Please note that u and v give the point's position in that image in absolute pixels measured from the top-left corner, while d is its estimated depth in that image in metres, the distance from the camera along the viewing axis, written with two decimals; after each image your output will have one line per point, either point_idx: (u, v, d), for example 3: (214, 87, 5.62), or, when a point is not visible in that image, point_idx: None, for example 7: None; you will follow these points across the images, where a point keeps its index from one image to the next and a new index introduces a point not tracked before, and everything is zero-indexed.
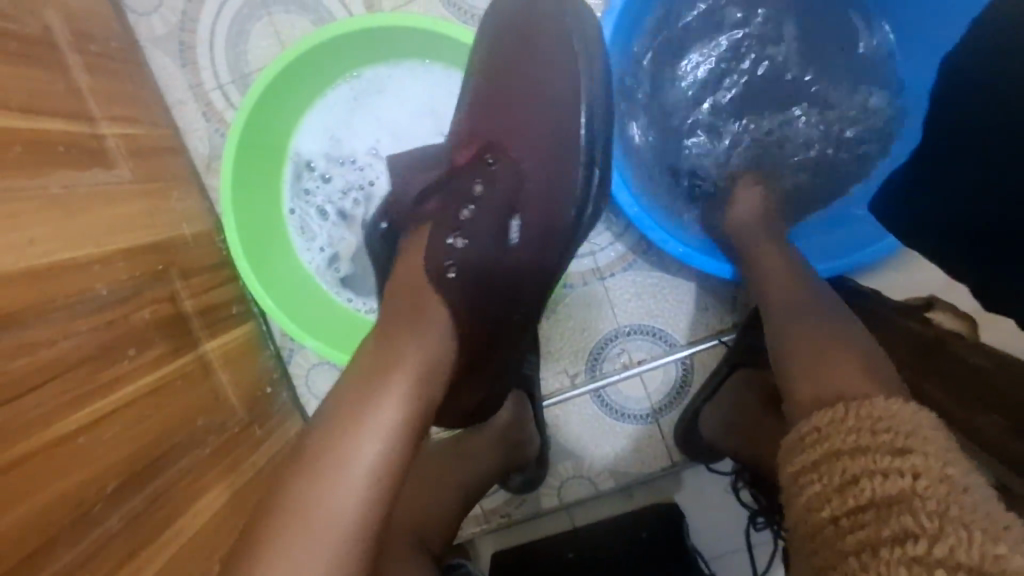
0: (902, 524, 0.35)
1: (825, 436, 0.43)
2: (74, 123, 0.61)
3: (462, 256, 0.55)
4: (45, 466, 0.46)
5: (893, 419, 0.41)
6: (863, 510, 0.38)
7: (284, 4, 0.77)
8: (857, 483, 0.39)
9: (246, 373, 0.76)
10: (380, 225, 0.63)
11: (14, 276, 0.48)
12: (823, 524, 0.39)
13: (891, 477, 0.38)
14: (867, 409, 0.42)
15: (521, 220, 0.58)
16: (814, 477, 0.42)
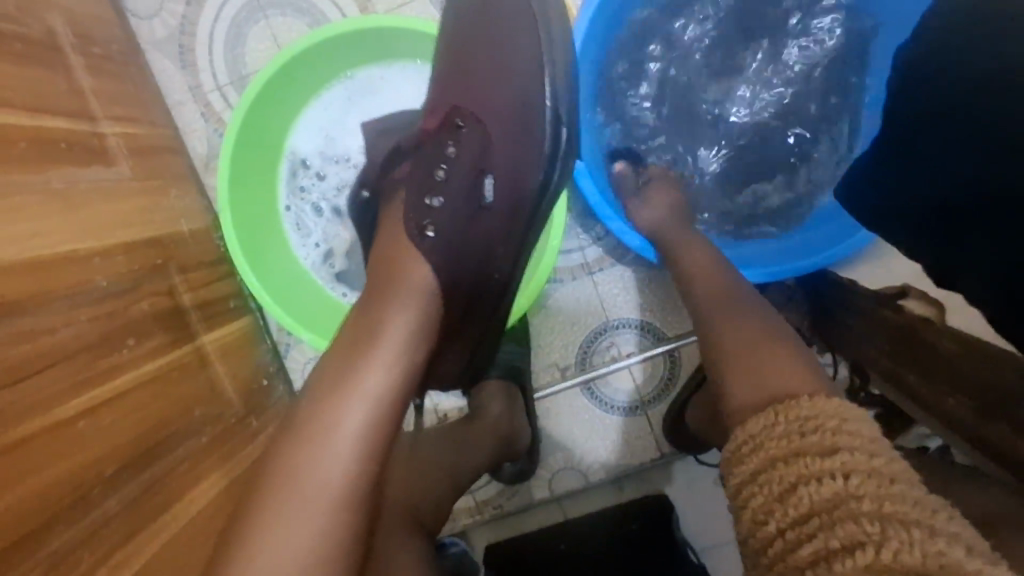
0: (844, 530, 0.36)
1: (758, 446, 0.45)
2: (76, 122, 0.64)
3: (439, 218, 0.55)
4: (46, 448, 0.48)
5: (816, 417, 0.44)
6: (806, 519, 0.39)
7: (280, 7, 0.79)
8: (795, 491, 0.41)
9: (243, 366, 0.78)
10: (361, 193, 0.62)
11: (18, 266, 0.50)
12: (772, 537, 0.40)
13: (825, 481, 0.40)
14: (794, 412, 0.45)
15: (495, 180, 0.57)
16: (758, 490, 0.43)
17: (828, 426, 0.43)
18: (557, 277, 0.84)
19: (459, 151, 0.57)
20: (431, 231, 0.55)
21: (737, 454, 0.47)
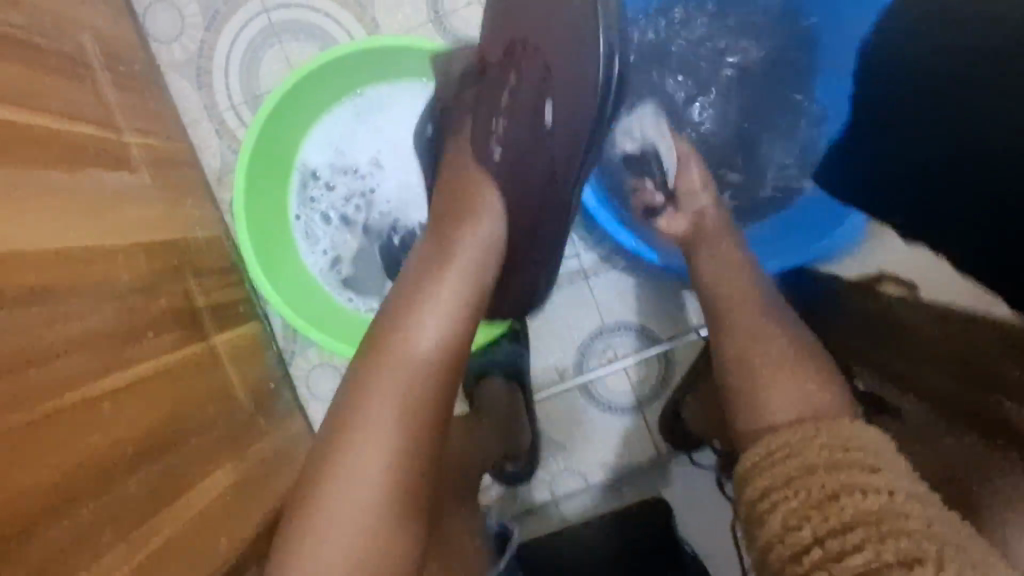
0: (901, 547, 0.39)
1: (772, 469, 0.49)
2: (104, 131, 0.68)
3: (506, 138, 0.63)
4: (71, 426, 0.50)
5: (856, 439, 0.48)
6: (851, 530, 0.41)
7: (294, 33, 0.85)
8: (836, 501, 0.44)
9: (253, 368, 0.80)
10: (427, 127, 0.74)
11: (51, 257, 0.53)
12: (809, 545, 0.42)
13: (868, 496, 0.43)
14: (834, 431, 0.49)
15: (554, 106, 0.63)
16: (791, 495, 0.46)
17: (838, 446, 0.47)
18: (554, 283, 0.88)
19: (521, 78, 0.64)
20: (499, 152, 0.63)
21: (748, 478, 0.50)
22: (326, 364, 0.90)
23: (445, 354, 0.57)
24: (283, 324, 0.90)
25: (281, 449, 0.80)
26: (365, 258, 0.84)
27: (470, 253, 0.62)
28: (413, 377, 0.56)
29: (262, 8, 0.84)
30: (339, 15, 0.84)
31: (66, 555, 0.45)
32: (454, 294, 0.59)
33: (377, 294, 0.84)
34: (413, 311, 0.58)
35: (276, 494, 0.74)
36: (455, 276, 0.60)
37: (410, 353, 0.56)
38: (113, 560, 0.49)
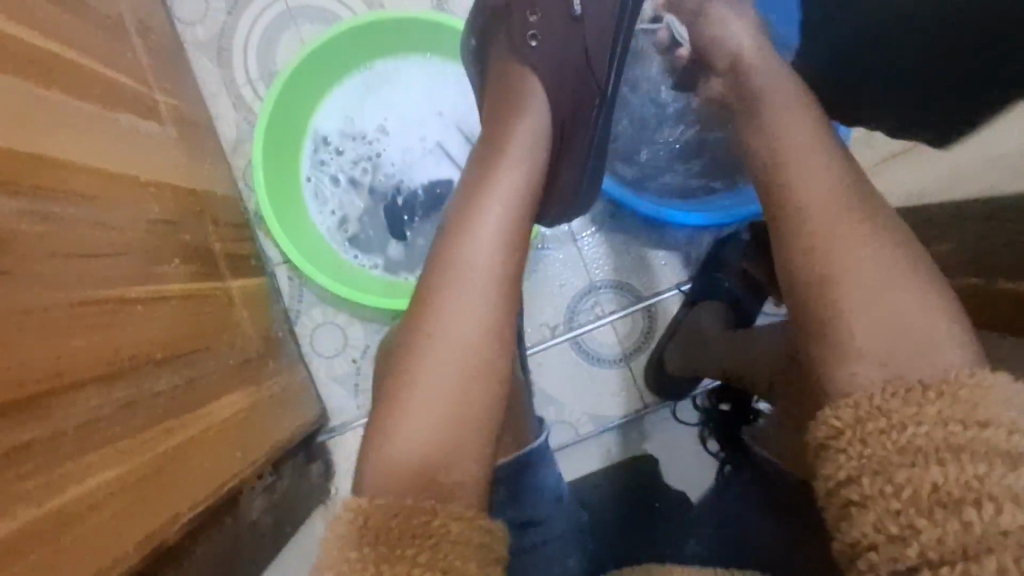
0: (986, 562, 0.39)
1: (858, 436, 0.49)
2: (137, 86, 0.75)
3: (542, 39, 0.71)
4: (107, 316, 0.55)
5: (921, 434, 0.46)
6: (982, 543, 0.40)
7: (310, 17, 0.93)
8: (967, 508, 0.42)
9: (261, 315, 0.86)
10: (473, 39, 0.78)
11: (93, 172, 0.59)
12: (880, 539, 0.45)
13: (1012, 501, 0.41)
14: (885, 421, 0.48)
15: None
16: (861, 501, 0.47)
17: (927, 404, 0.48)
18: (544, 245, 0.94)
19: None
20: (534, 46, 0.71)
21: (829, 445, 0.51)
22: (329, 322, 0.96)
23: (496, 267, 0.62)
24: (291, 285, 0.96)
25: (286, 391, 0.84)
26: (369, 218, 0.91)
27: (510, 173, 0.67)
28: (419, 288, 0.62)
29: None
30: (350, 2, 0.93)
31: (100, 422, 0.50)
32: (501, 219, 0.64)
33: (380, 252, 0.91)
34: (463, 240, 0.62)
35: (279, 429, 0.79)
36: (496, 193, 0.65)
37: (474, 277, 0.61)
38: (138, 441, 0.54)
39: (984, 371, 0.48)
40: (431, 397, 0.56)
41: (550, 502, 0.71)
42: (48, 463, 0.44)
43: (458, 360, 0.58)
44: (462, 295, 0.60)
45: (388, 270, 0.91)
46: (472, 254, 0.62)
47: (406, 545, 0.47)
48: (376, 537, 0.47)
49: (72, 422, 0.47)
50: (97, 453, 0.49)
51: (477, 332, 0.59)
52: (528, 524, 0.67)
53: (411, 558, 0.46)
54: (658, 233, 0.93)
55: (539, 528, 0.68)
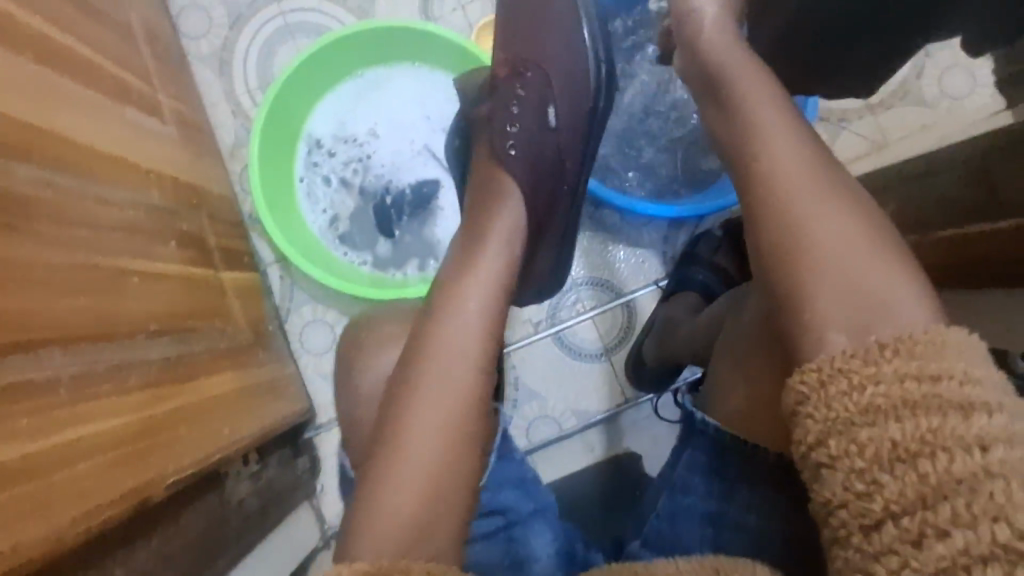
0: (949, 514, 0.35)
1: (823, 399, 0.45)
2: (144, 86, 0.80)
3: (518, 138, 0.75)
4: (107, 283, 0.58)
5: (883, 384, 0.43)
6: (941, 494, 0.37)
7: (306, 31, 1.00)
8: (928, 458, 0.38)
9: (252, 308, 0.88)
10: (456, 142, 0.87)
11: (98, 153, 0.63)
12: (842, 503, 0.41)
13: (970, 452, 0.37)
14: (851, 373, 0.45)
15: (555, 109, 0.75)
16: (831, 463, 0.43)
17: (885, 361, 0.44)
18: None
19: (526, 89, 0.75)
20: (513, 151, 0.75)
21: (799, 410, 0.46)
22: (318, 320, 0.99)
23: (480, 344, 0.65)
24: (282, 283, 0.99)
25: (275, 381, 0.86)
26: (359, 217, 0.94)
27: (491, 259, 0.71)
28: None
29: (279, 11, 0.99)
30: (345, 18, 0.99)
31: (93, 377, 0.52)
32: (480, 298, 0.67)
33: (369, 249, 0.95)
34: (448, 323, 0.65)
35: (266, 416, 0.80)
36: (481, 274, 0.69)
37: (454, 357, 0.63)
38: (129, 402, 0.55)
39: (940, 327, 0.45)
40: (418, 467, 0.57)
41: (511, 491, 0.73)
42: (41, 404, 0.46)
43: (443, 426, 0.60)
44: (446, 372, 0.62)
45: (376, 266, 0.94)
46: (456, 325, 0.65)
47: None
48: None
49: (67, 371, 0.49)
50: (88, 404, 0.50)
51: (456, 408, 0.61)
52: (494, 511, 0.72)
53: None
54: (635, 232, 0.97)
55: (504, 515, 0.72)
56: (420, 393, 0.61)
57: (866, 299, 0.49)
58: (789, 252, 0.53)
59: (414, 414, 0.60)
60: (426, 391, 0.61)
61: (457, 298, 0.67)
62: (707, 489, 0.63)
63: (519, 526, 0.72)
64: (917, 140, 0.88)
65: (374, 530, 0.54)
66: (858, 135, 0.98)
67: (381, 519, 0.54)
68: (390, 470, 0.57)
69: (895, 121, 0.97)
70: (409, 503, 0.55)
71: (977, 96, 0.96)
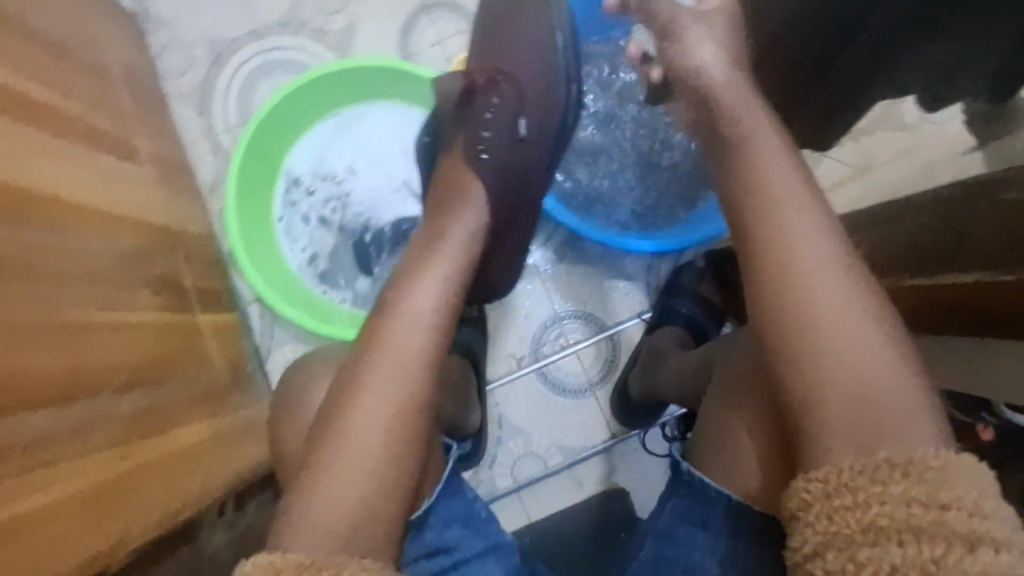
0: None
1: (826, 511, 0.44)
2: (120, 129, 0.79)
3: (491, 144, 0.73)
4: (73, 337, 0.57)
5: (889, 507, 0.42)
6: None
7: (286, 68, 1.00)
8: None
9: (231, 349, 0.87)
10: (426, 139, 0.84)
11: (67, 203, 0.62)
12: None
13: None
14: (857, 490, 0.44)
15: (527, 121, 0.74)
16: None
17: (892, 483, 0.43)
18: None
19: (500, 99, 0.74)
20: (485, 155, 0.73)
21: (798, 516, 0.46)
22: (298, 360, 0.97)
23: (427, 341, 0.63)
24: (262, 322, 0.98)
25: (253, 424, 0.85)
26: (339, 254, 0.94)
27: (447, 259, 0.68)
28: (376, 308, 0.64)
29: (259, 48, 0.99)
30: (325, 55, 0.99)
31: (53, 440, 0.51)
32: (432, 292, 0.65)
33: (349, 287, 0.94)
34: (400, 316, 0.63)
35: (243, 461, 0.78)
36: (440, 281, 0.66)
37: (406, 353, 0.61)
38: (93, 462, 0.54)
39: (948, 451, 0.44)
40: (359, 460, 0.56)
41: (458, 527, 0.68)
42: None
43: (388, 422, 0.58)
44: (396, 373, 0.60)
45: (357, 304, 0.93)
46: (407, 320, 0.63)
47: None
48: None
49: (27, 436, 0.48)
50: (48, 469, 0.49)
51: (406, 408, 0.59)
52: (438, 550, 0.66)
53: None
54: (618, 264, 0.96)
55: (448, 554, 0.66)
56: (369, 385, 0.59)
57: (852, 359, 0.49)
58: (769, 295, 0.53)
59: (359, 404, 0.58)
60: (375, 384, 0.59)
61: (411, 291, 0.65)
62: (692, 539, 0.62)
63: (468, 563, 0.66)
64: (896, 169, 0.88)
65: (309, 520, 0.53)
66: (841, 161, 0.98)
67: (317, 510, 0.54)
68: (332, 459, 0.56)
69: (877, 148, 0.97)
70: (348, 499, 0.54)
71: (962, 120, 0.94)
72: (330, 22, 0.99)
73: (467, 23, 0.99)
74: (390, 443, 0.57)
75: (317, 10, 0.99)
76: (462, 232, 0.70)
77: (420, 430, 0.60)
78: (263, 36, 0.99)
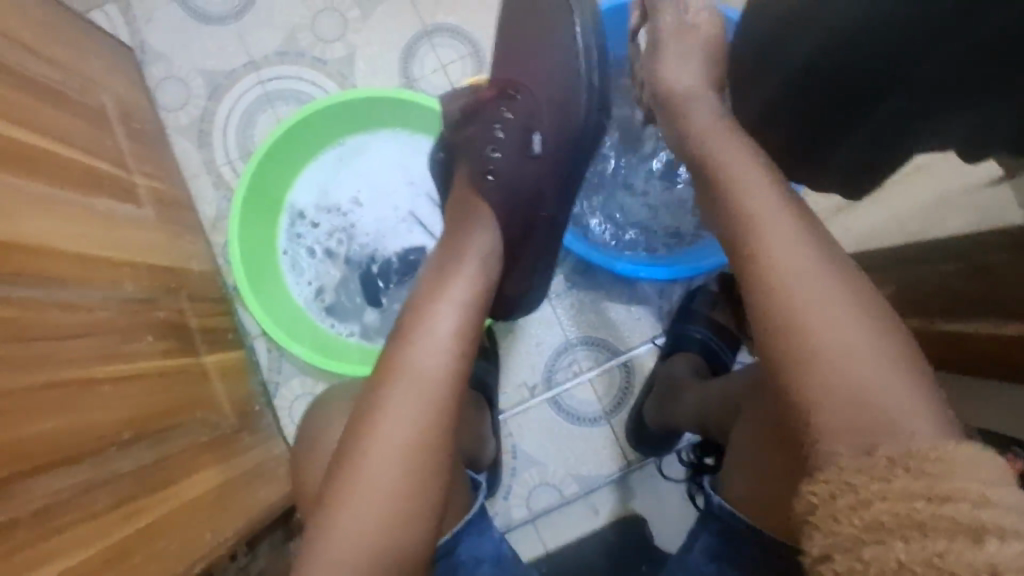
0: None
1: (830, 513, 0.39)
2: (118, 170, 0.78)
3: (498, 165, 0.71)
4: (76, 396, 0.55)
5: (891, 496, 0.37)
6: None
7: (285, 99, 0.98)
8: None
9: (238, 389, 0.86)
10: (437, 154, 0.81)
11: (66, 255, 0.61)
12: None
13: None
14: (861, 487, 0.39)
15: (541, 136, 0.70)
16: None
17: (894, 477, 0.38)
18: None
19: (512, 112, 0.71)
20: (492, 176, 0.71)
21: (807, 521, 0.41)
22: (306, 394, 0.96)
23: (446, 366, 0.60)
24: (269, 356, 0.96)
25: (262, 464, 0.83)
26: (345, 286, 0.92)
27: (465, 281, 0.66)
28: (390, 346, 0.61)
29: (258, 80, 0.98)
30: (324, 83, 0.98)
31: (61, 507, 0.50)
32: (451, 318, 0.62)
33: (356, 319, 0.92)
34: (418, 339, 0.61)
35: (253, 504, 0.77)
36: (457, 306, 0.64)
37: (425, 379, 0.58)
38: (102, 525, 0.53)
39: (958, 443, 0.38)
40: (376, 491, 0.54)
41: (489, 568, 0.63)
42: (3, 551, 0.43)
43: (405, 452, 0.56)
44: (413, 400, 0.57)
45: (365, 337, 0.92)
46: (424, 343, 0.60)
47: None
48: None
49: (32, 507, 0.47)
50: (56, 539, 0.48)
51: (423, 437, 0.57)
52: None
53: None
54: (629, 289, 0.94)
55: None
56: (386, 415, 0.57)
57: (877, 380, 0.44)
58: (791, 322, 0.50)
59: (376, 434, 0.56)
60: (392, 412, 0.57)
61: (430, 313, 0.62)
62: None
63: None
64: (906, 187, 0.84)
65: (329, 554, 0.52)
66: None
67: (338, 543, 0.53)
68: (350, 493, 0.54)
69: None
70: (367, 532, 0.53)
71: None
72: (329, 50, 0.98)
73: (467, 48, 0.98)
74: (407, 472, 0.55)
75: (315, 39, 0.98)
76: (480, 251, 0.68)
77: (438, 459, 0.57)
78: (261, 67, 0.98)
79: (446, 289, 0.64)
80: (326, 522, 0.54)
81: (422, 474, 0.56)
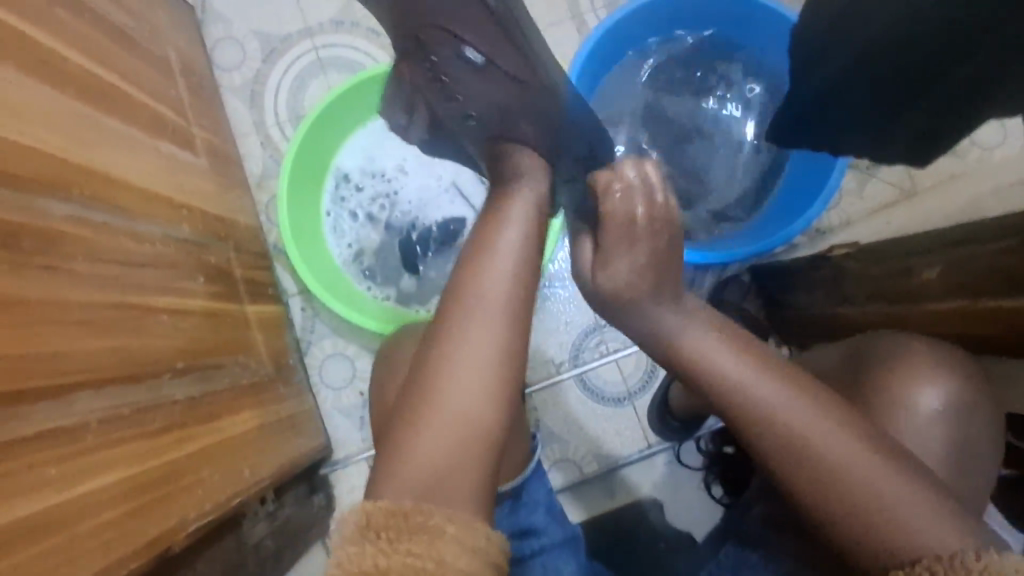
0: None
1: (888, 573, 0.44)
2: (179, 119, 0.81)
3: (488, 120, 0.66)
4: (138, 320, 0.58)
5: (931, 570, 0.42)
6: None
7: (337, 67, 1.01)
8: None
9: (274, 340, 0.88)
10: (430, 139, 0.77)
11: (134, 190, 0.63)
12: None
13: None
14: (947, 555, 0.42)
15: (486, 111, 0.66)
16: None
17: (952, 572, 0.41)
18: (550, 282, 0.96)
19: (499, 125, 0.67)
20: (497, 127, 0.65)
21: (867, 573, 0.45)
22: (337, 354, 0.98)
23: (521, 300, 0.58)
24: (303, 315, 0.99)
25: (293, 415, 0.85)
26: (384, 251, 0.95)
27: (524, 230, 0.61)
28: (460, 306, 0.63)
29: (312, 46, 1.00)
30: (374, 52, 1.00)
31: (123, 419, 0.52)
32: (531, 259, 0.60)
33: (392, 284, 0.95)
34: (480, 269, 0.59)
35: (283, 455, 0.78)
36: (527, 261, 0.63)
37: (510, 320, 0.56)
38: (153, 445, 0.55)
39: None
40: (443, 426, 0.53)
41: (543, 513, 0.67)
42: (71, 450, 0.45)
43: (474, 388, 0.54)
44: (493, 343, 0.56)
45: (399, 301, 0.94)
46: (508, 281, 0.58)
47: (402, 541, 0.45)
48: (373, 534, 0.46)
49: (96, 416, 0.49)
50: (116, 448, 0.50)
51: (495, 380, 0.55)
52: (525, 533, 0.65)
53: (406, 549, 0.45)
54: None
55: (536, 537, 0.65)
56: (467, 353, 0.55)
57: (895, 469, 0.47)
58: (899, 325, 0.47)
59: (444, 368, 0.55)
60: (474, 352, 0.55)
61: (494, 250, 0.60)
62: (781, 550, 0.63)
63: (547, 551, 0.65)
64: (944, 192, 0.87)
65: (410, 476, 0.51)
66: (889, 182, 0.98)
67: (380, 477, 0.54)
68: (430, 418, 0.53)
69: (926, 171, 0.97)
70: (441, 458, 0.52)
71: (1008, 148, 0.95)
72: (384, 22, 1.00)
73: None
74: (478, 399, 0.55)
75: (370, 11, 1.00)
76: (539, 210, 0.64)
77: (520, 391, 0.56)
78: (317, 34, 1.00)
79: (508, 224, 0.62)
80: (397, 446, 0.53)
81: (494, 404, 0.55)
